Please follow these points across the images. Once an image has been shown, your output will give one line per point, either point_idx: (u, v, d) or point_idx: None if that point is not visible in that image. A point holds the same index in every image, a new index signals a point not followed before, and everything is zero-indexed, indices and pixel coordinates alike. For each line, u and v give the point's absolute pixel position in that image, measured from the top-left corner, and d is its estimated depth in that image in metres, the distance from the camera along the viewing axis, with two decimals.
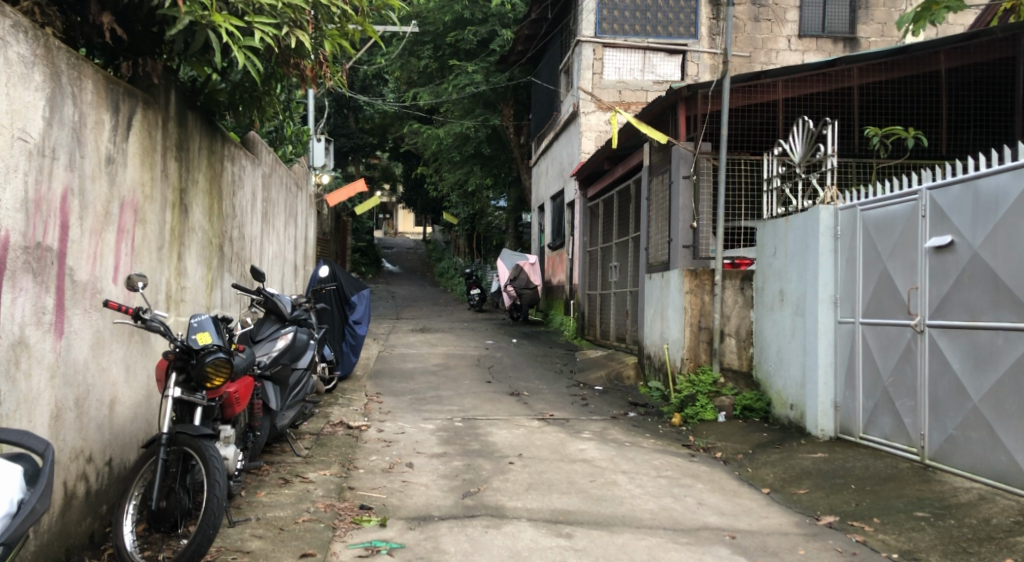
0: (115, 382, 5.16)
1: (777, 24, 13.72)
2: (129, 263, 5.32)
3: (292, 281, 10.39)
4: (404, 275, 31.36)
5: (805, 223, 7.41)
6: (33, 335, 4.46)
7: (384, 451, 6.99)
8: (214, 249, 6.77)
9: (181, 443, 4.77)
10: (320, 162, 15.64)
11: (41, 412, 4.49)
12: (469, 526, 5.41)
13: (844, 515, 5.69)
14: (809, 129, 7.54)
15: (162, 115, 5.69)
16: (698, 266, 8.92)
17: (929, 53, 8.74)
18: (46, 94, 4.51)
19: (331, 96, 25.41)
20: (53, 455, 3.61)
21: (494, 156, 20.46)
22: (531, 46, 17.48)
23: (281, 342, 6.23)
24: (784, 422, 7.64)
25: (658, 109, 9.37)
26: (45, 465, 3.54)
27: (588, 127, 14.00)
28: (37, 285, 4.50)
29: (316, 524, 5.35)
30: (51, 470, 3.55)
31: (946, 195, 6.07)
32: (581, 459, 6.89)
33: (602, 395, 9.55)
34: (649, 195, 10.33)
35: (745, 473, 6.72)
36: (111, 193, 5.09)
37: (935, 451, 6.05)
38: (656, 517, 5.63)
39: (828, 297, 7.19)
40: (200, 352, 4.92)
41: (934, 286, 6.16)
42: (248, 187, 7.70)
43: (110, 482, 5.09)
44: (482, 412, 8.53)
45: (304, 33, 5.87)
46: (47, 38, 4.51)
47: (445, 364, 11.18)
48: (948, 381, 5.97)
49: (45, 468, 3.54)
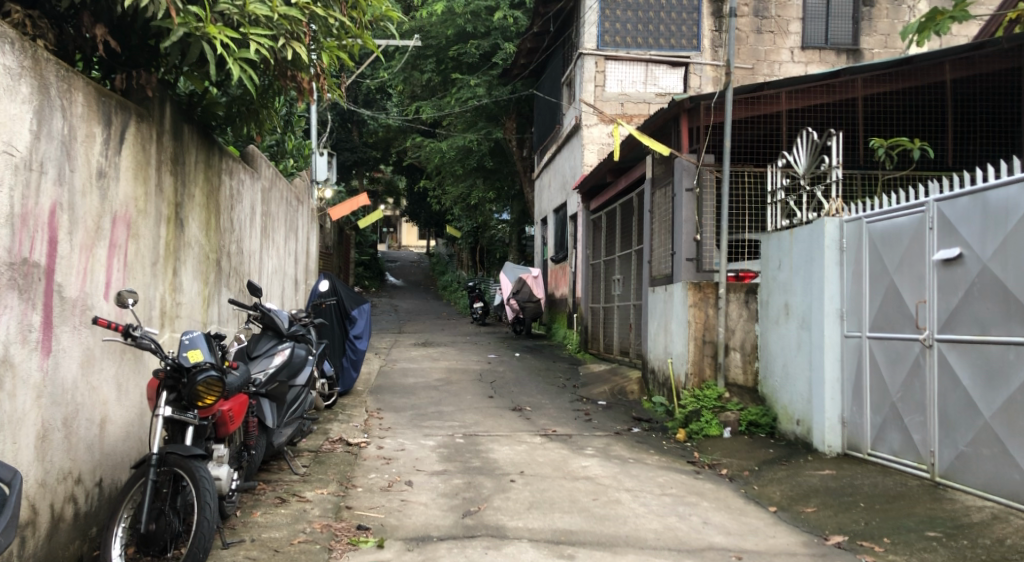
0: (106, 401, 5.05)
1: (780, 36, 13.64)
2: (120, 279, 5.22)
3: (292, 295, 10.29)
4: (407, 288, 31.25)
5: (810, 235, 7.30)
6: (19, 353, 4.35)
7: (384, 469, 6.87)
8: (211, 264, 6.67)
9: (171, 464, 4.69)
10: (323, 176, 15.57)
11: (26, 433, 4.38)
12: (469, 547, 5.28)
13: (852, 535, 5.56)
14: (813, 140, 7.46)
15: (157, 129, 5.60)
16: (702, 279, 8.82)
17: (935, 63, 8.65)
18: (34, 106, 4.42)
19: (334, 110, 25.36)
20: (19, 483, 3.61)
21: (496, 169, 20.34)
22: (533, 60, 17.43)
23: (277, 358, 6.10)
24: (791, 437, 7.52)
25: (660, 120, 9.28)
26: (12, 495, 3.56)
27: (590, 140, 13.92)
28: (23, 302, 4.39)
29: (312, 545, 5.23)
30: (17, 501, 3.57)
31: (954, 207, 5.96)
32: (584, 476, 6.75)
33: (605, 410, 9.42)
34: (652, 208, 10.22)
35: (752, 491, 6.58)
36: (102, 208, 5.00)
37: (946, 468, 5.92)
38: (660, 537, 5.51)
39: (834, 310, 7.07)
40: (192, 370, 4.82)
41: (942, 299, 6.04)
42: (247, 202, 7.61)
43: (100, 503, 4.98)
44: (484, 428, 8.41)
45: (301, 45, 5.78)
46: (35, 49, 4.42)
47: (447, 379, 11.06)
48: (957, 396, 5.85)
49: (11, 499, 3.55)
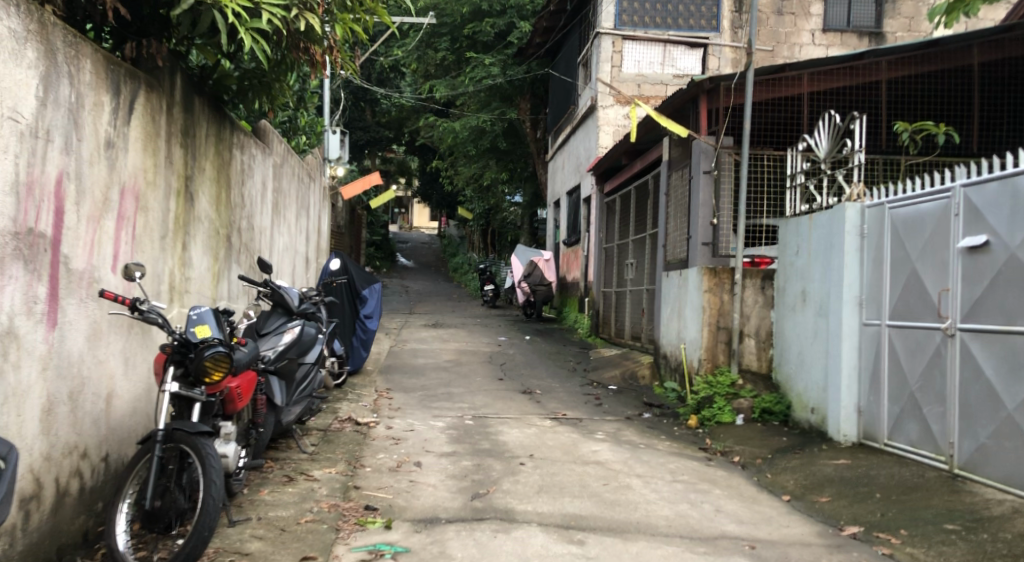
0: (113, 375, 4.98)
1: (801, 18, 13.44)
2: (128, 252, 5.14)
3: (303, 273, 10.19)
4: (418, 270, 31.17)
5: (830, 221, 7.16)
6: (24, 325, 4.27)
7: (393, 449, 6.79)
8: (221, 239, 6.58)
9: (177, 441, 4.61)
10: (336, 154, 15.41)
11: (32, 406, 4.31)
12: (477, 530, 5.20)
13: (868, 526, 5.45)
14: (835, 124, 7.41)
15: (167, 99, 5.49)
16: (718, 264, 8.75)
17: (962, 46, 8.49)
18: (40, 72, 4.32)
19: (347, 88, 25.19)
20: (15, 457, 3.54)
21: (509, 150, 20.20)
22: (550, 39, 17.22)
23: (287, 336, 6.00)
24: (805, 426, 7.41)
25: (677, 102, 9.13)
26: (7, 468, 3.49)
27: (605, 122, 13.77)
28: (28, 272, 4.31)
29: (319, 525, 5.16)
30: (11, 474, 3.50)
31: (982, 193, 5.81)
32: (594, 461, 6.66)
33: (616, 395, 9.31)
34: (667, 191, 10.08)
35: (765, 479, 6.48)
36: (110, 178, 4.91)
37: (965, 460, 5.81)
38: (672, 525, 5.41)
39: (853, 298, 6.95)
40: (199, 346, 4.74)
41: (966, 288, 5.92)
42: (258, 177, 7.51)
43: (106, 479, 4.91)
44: (494, 410, 8.32)
45: (314, 16, 5.66)
46: (42, 14, 4.33)
47: (457, 361, 10.97)
48: (979, 387, 5.73)
49: (7, 472, 3.49)
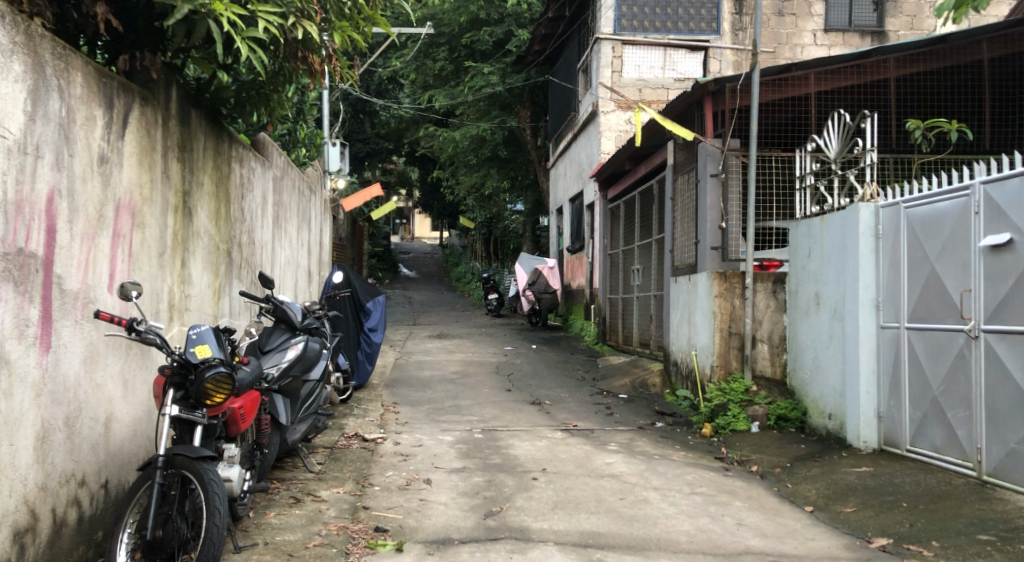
0: (112, 398, 4.81)
1: (802, 19, 13.30)
2: (125, 270, 4.97)
3: (305, 287, 10.02)
4: (421, 280, 30.96)
5: (843, 222, 6.99)
6: (15, 349, 4.11)
7: (401, 466, 6.62)
8: (221, 254, 6.42)
9: (178, 466, 4.44)
10: (336, 166, 15.25)
11: (25, 434, 4.15)
12: (493, 551, 5.02)
13: (898, 538, 5.26)
14: (846, 124, 7.28)
15: (163, 112, 5.33)
16: (728, 269, 8.47)
17: (970, 42, 8.39)
18: (27, 86, 4.16)
19: (346, 100, 25.07)
20: None
21: (510, 158, 20.09)
22: (548, 46, 17.08)
23: (291, 353, 5.84)
24: (822, 432, 7.24)
25: (682, 105, 8.96)
26: None
27: (607, 127, 13.61)
28: (19, 295, 4.15)
29: (328, 550, 4.99)
30: None
31: (1003, 190, 5.64)
32: (609, 474, 6.48)
33: (627, 404, 9.14)
34: (673, 195, 9.92)
35: (785, 489, 6.29)
36: (105, 195, 4.75)
37: (994, 467, 5.63)
38: (694, 541, 5.22)
39: (869, 300, 6.77)
40: (199, 367, 4.58)
41: (989, 287, 5.74)
42: (258, 191, 7.35)
43: (106, 506, 4.74)
44: (503, 422, 8.15)
45: (311, 23, 5.48)
46: (28, 24, 4.17)
47: (464, 372, 10.80)
48: (1007, 391, 5.55)
49: None
